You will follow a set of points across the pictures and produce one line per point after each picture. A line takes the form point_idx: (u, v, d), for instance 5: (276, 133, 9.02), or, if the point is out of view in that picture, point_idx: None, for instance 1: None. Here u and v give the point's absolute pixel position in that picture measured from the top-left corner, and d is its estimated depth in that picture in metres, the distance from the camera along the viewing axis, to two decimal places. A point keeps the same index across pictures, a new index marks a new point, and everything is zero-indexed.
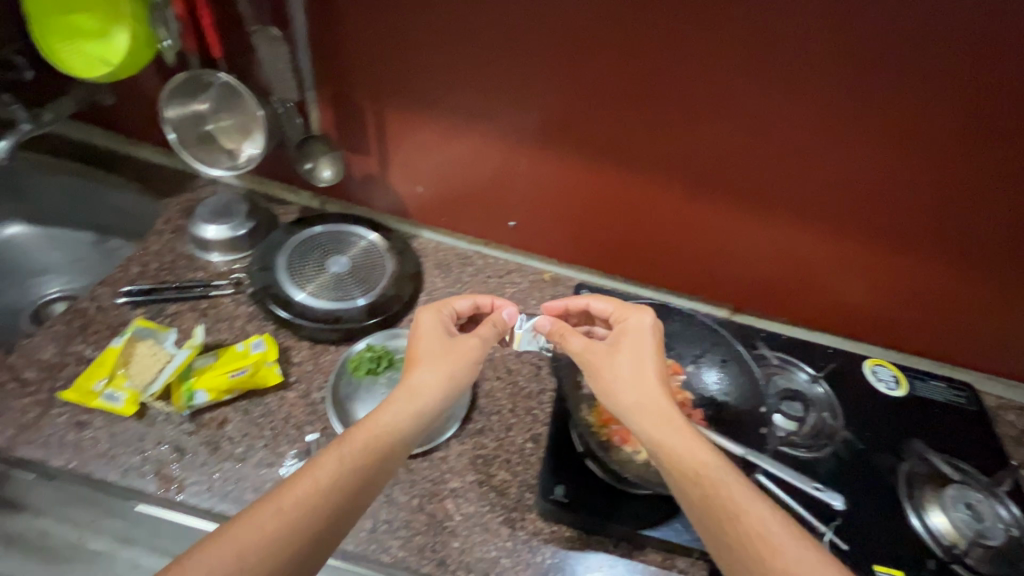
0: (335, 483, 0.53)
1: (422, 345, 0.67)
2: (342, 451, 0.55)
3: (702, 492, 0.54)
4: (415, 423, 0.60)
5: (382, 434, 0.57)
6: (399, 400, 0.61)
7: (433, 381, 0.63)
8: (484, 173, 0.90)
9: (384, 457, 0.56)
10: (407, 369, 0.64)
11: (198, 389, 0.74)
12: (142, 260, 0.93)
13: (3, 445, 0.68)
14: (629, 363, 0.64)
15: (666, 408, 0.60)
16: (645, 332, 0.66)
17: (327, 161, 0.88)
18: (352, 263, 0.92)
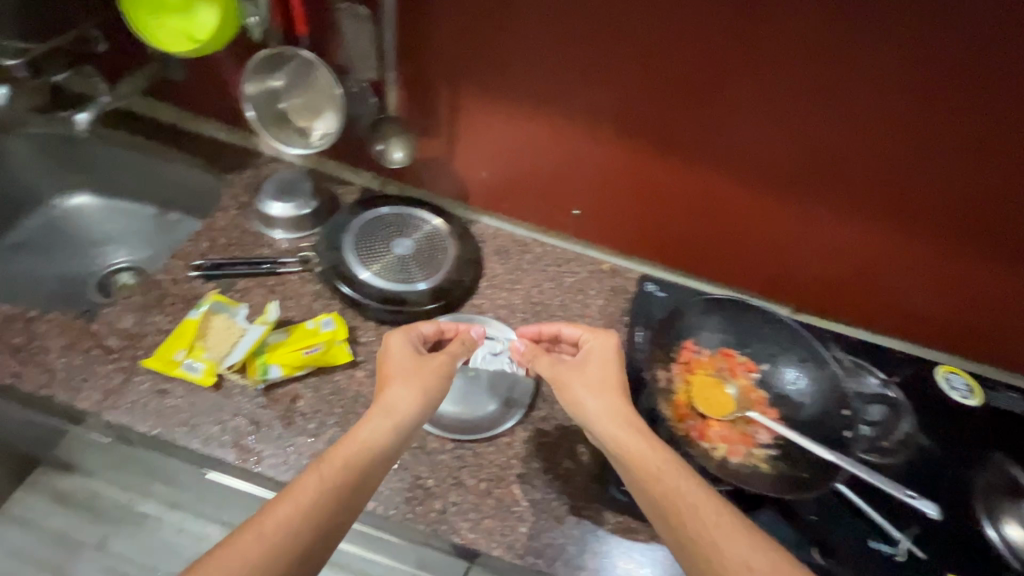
0: (317, 503, 0.53)
1: (393, 364, 0.67)
2: (321, 470, 0.56)
3: (659, 501, 0.55)
4: (392, 438, 0.61)
5: (359, 452, 0.58)
6: (373, 419, 0.61)
7: (406, 395, 0.64)
8: (549, 160, 0.89)
9: (361, 475, 0.57)
10: (380, 389, 0.65)
11: (273, 363, 0.76)
12: (210, 235, 0.94)
13: (92, 409, 0.71)
14: (595, 377, 0.65)
15: (625, 421, 0.61)
16: (608, 352, 0.67)
17: (398, 142, 0.85)
18: (416, 246, 0.93)
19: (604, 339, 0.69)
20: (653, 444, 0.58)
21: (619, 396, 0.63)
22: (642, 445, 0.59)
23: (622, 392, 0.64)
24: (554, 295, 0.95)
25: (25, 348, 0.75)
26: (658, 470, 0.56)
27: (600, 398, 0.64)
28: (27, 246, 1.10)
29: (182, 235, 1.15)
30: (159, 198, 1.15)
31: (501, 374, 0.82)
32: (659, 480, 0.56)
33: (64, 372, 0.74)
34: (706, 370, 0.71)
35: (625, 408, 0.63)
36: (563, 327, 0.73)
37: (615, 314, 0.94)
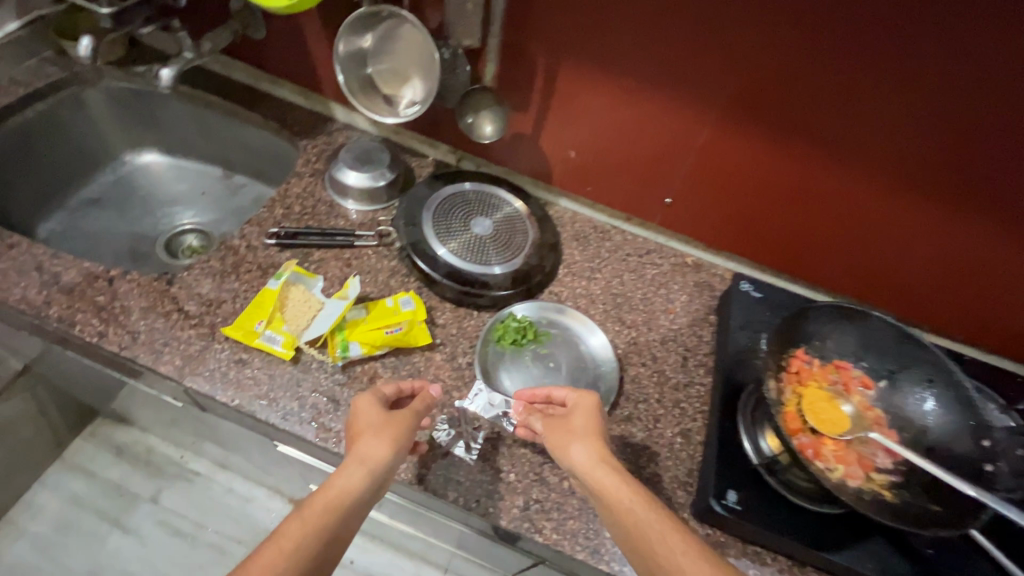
0: (299, 552, 0.49)
1: (362, 417, 0.62)
2: (302, 516, 0.52)
3: (640, 548, 0.51)
4: (368, 485, 0.57)
5: (336, 499, 0.54)
6: (349, 467, 0.57)
7: (380, 444, 0.59)
8: (646, 144, 0.83)
9: (341, 522, 0.53)
10: (353, 438, 0.61)
11: (352, 341, 0.74)
12: (284, 201, 0.91)
13: (174, 375, 0.70)
14: (578, 429, 0.62)
15: (602, 466, 0.58)
16: (585, 409, 0.64)
17: (489, 114, 0.80)
18: (495, 227, 0.88)
19: (582, 397, 0.66)
20: (625, 481, 0.56)
21: (592, 441, 0.60)
22: (616, 482, 0.56)
23: (600, 441, 0.61)
24: (635, 288, 0.90)
25: (107, 307, 0.74)
26: (634, 511, 0.53)
27: (580, 442, 0.60)
28: (99, 202, 1.10)
29: (249, 200, 1.14)
30: (228, 163, 1.14)
31: (581, 368, 0.79)
32: (632, 517, 0.53)
33: (145, 335, 0.73)
34: (817, 383, 0.64)
35: (608, 466, 0.58)
36: (551, 390, 0.69)
37: (700, 312, 0.88)
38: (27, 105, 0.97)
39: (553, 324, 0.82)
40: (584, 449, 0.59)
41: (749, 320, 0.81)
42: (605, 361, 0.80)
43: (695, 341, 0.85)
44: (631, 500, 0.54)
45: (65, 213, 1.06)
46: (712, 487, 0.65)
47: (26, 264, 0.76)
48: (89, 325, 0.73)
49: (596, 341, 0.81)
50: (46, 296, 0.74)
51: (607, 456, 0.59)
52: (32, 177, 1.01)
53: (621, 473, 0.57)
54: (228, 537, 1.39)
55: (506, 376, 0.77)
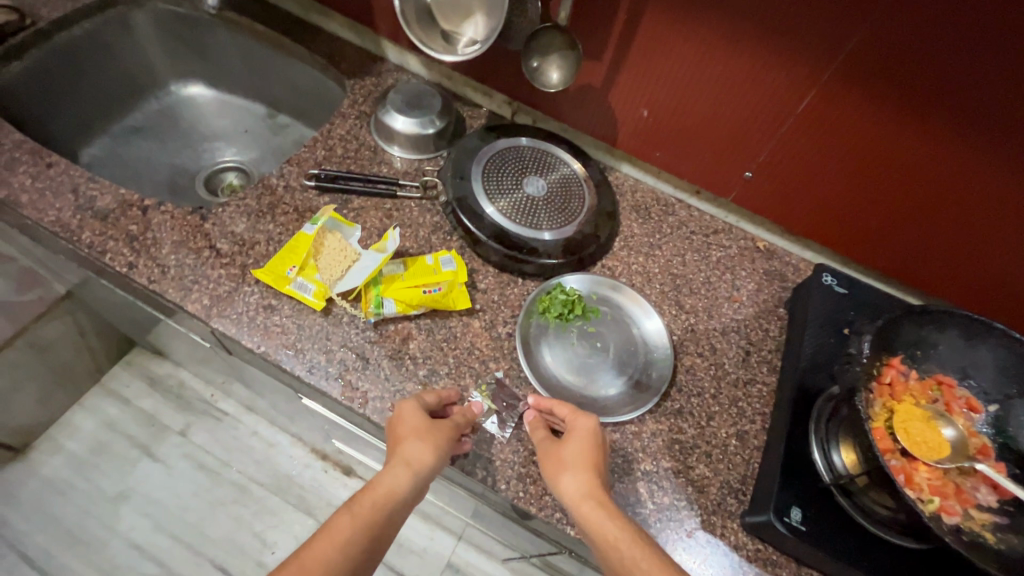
0: (347, 549, 0.49)
1: (406, 419, 0.58)
2: (353, 512, 0.51)
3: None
4: (413, 487, 0.54)
5: (383, 501, 0.52)
6: (395, 468, 0.54)
7: (425, 449, 0.56)
8: (734, 108, 0.73)
9: (385, 525, 0.52)
10: (399, 436, 0.57)
11: (388, 298, 0.68)
12: (327, 142, 0.85)
13: (201, 314, 0.66)
14: (572, 457, 0.56)
15: (593, 502, 0.53)
16: (582, 436, 0.58)
17: (557, 60, 0.73)
18: (549, 189, 0.81)
19: (580, 421, 0.59)
20: (616, 520, 0.52)
21: (585, 471, 0.55)
22: (605, 521, 0.52)
23: (596, 475, 0.56)
24: (698, 270, 0.81)
25: (139, 238, 0.71)
26: (621, 550, 0.50)
27: (573, 473, 0.55)
28: (141, 130, 1.07)
29: (291, 141, 1.10)
30: (274, 101, 1.09)
31: (630, 353, 0.72)
32: (619, 553, 0.50)
33: (175, 270, 0.69)
34: (911, 400, 0.56)
35: (602, 501, 0.53)
36: (555, 404, 0.62)
37: (768, 304, 0.79)
38: (74, 23, 0.93)
39: (604, 302, 0.75)
40: (578, 480, 0.54)
41: (828, 317, 0.72)
42: (658, 347, 0.72)
43: (760, 335, 0.76)
44: (620, 537, 0.51)
45: (106, 139, 1.03)
46: (774, 501, 0.58)
47: (62, 185, 0.73)
48: (119, 255, 0.70)
49: (650, 325, 0.74)
50: (79, 221, 0.71)
51: (600, 490, 0.54)
52: (76, 99, 0.98)
53: (612, 512, 0.53)
54: (250, 477, 1.41)
55: (548, 352, 0.71)
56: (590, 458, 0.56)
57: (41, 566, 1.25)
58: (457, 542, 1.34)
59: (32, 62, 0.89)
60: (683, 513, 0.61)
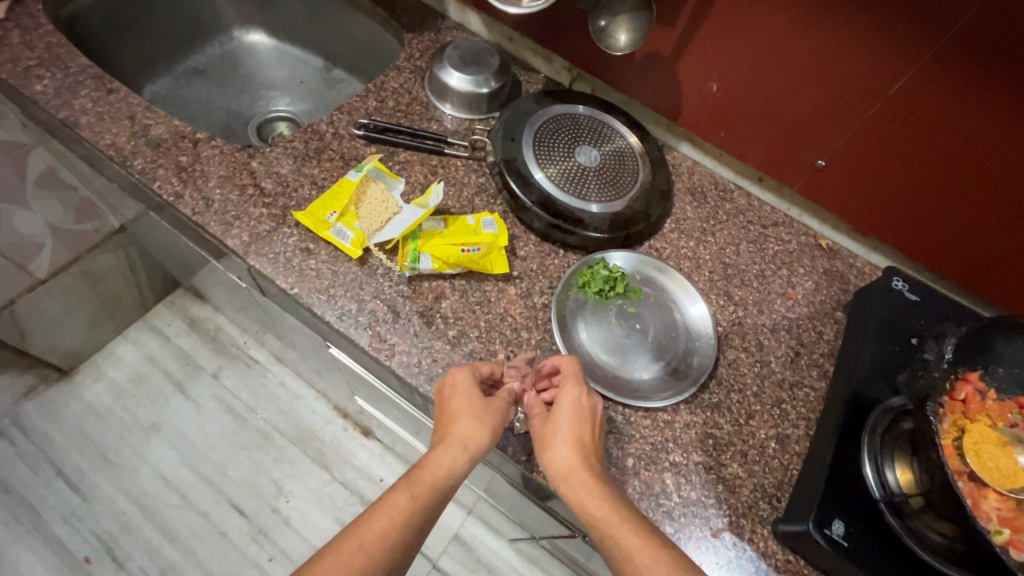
0: (406, 528, 0.47)
1: (460, 395, 0.56)
2: (411, 491, 0.49)
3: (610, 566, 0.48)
4: (468, 468, 0.53)
5: (441, 481, 0.50)
6: (452, 449, 0.52)
7: (480, 429, 0.54)
8: (816, 87, 0.67)
9: (440, 505, 0.51)
10: (456, 412, 0.55)
11: (424, 253, 0.66)
12: (379, 94, 0.83)
13: (240, 250, 0.66)
14: (559, 430, 0.54)
15: (578, 473, 0.51)
16: (569, 407, 0.55)
17: (626, 21, 0.68)
18: (602, 160, 0.77)
19: (567, 389, 0.56)
20: (595, 492, 0.50)
21: (569, 445, 0.53)
22: (587, 495, 0.50)
23: (582, 448, 0.53)
24: (752, 262, 0.76)
25: (187, 169, 0.71)
26: (601, 522, 0.48)
27: (558, 447, 0.53)
28: (202, 73, 1.08)
29: (344, 95, 1.10)
30: (331, 53, 1.09)
31: (670, 340, 0.68)
32: (597, 529, 0.48)
33: (219, 205, 0.69)
34: (986, 421, 0.50)
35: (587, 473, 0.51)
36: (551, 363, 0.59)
37: (826, 305, 0.73)
38: None
39: (648, 283, 0.71)
40: (562, 454, 0.52)
41: (894, 323, 0.65)
42: (702, 336, 0.68)
43: (812, 337, 0.71)
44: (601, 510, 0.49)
45: (169, 78, 1.05)
46: (814, 511, 0.53)
47: (120, 111, 0.74)
48: (168, 184, 0.70)
49: (695, 311, 0.70)
50: (133, 147, 0.72)
51: (587, 463, 0.52)
52: (142, 34, 1.00)
53: (595, 486, 0.50)
54: (273, 425, 1.44)
55: (583, 328, 0.67)
56: (578, 431, 0.54)
57: (75, 483, 1.31)
58: (466, 516, 1.35)
59: None
60: (710, 513, 0.57)
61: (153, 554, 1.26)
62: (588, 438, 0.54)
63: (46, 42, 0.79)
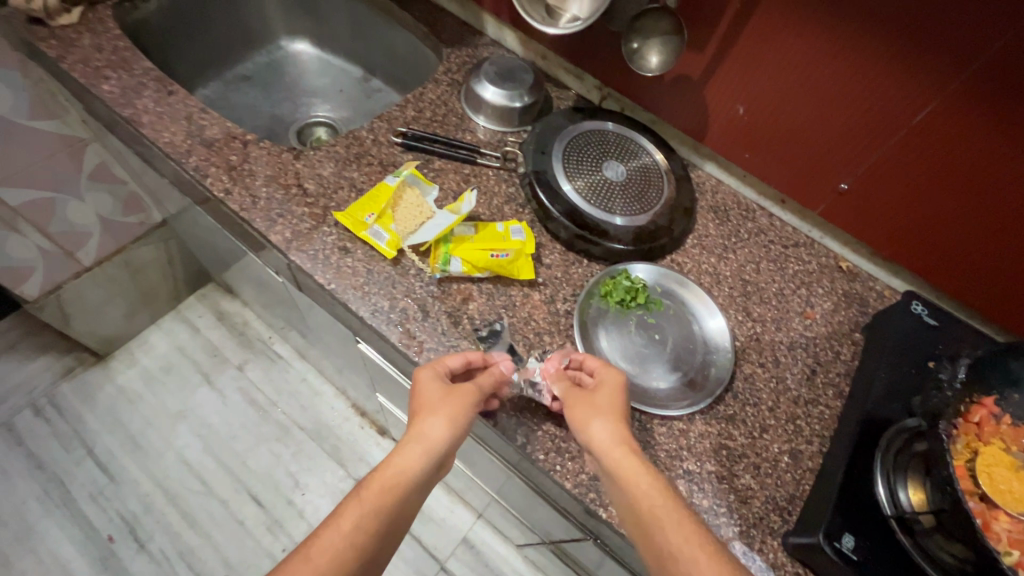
0: (357, 534, 0.50)
1: (420, 393, 0.59)
2: (360, 497, 0.52)
3: (649, 540, 0.50)
4: (428, 465, 0.55)
5: (392, 481, 0.53)
6: (403, 449, 0.55)
7: (436, 425, 0.56)
8: (841, 113, 0.69)
9: (399, 503, 0.52)
10: (416, 412, 0.58)
11: (455, 256, 0.70)
12: (418, 105, 0.88)
13: (282, 245, 0.70)
14: (599, 405, 0.57)
15: (622, 448, 0.54)
16: (612, 386, 0.59)
17: (658, 44, 0.70)
18: (628, 175, 0.79)
19: (608, 373, 0.60)
20: (644, 464, 0.53)
21: (611, 422, 0.56)
22: (637, 468, 0.52)
23: (623, 424, 0.56)
24: (772, 280, 0.78)
25: (236, 168, 0.76)
26: (650, 497, 0.51)
27: (601, 422, 0.56)
28: (249, 79, 1.15)
29: (380, 105, 1.15)
30: (370, 65, 1.15)
31: (687, 351, 0.70)
32: (647, 500, 0.51)
33: (265, 202, 0.73)
34: (1000, 444, 0.52)
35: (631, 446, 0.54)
36: (585, 358, 0.63)
37: (843, 326, 0.75)
38: None
39: (667, 295, 0.73)
40: (605, 429, 0.55)
41: (912, 347, 0.66)
42: (718, 350, 0.70)
43: (829, 356, 0.72)
44: (649, 486, 0.51)
45: (219, 84, 1.12)
46: (825, 525, 0.55)
47: (178, 111, 0.79)
48: (218, 181, 0.75)
49: (713, 324, 0.71)
50: (189, 145, 0.77)
51: (629, 438, 0.55)
52: (197, 41, 1.06)
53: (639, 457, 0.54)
54: (293, 420, 1.48)
55: (603, 336, 0.69)
56: (620, 409, 0.57)
57: (104, 464, 1.37)
58: (476, 519, 1.41)
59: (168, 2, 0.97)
60: (722, 523, 0.59)
61: (174, 537, 1.30)
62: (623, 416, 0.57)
63: (114, 45, 0.85)
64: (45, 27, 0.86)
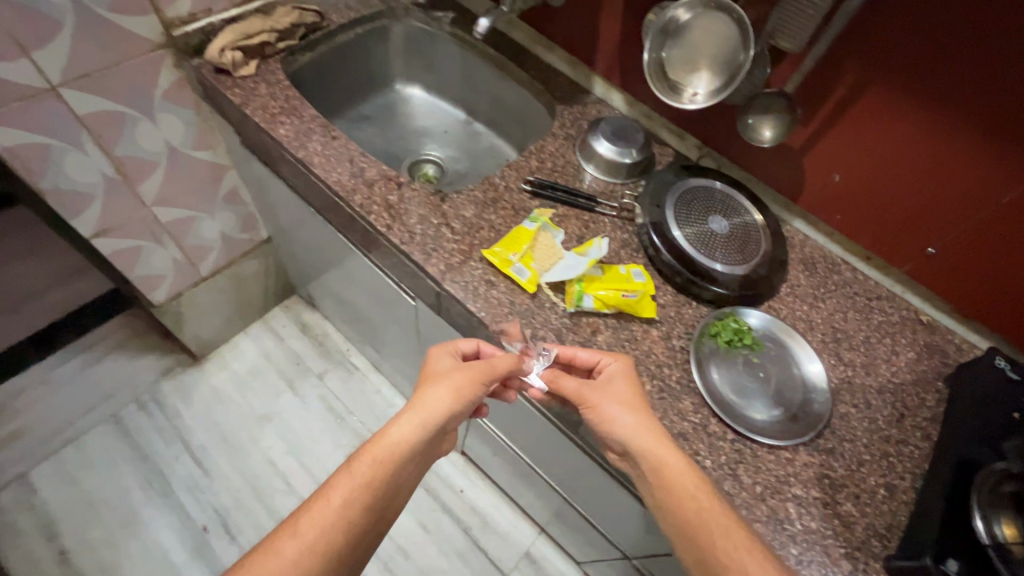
0: (350, 496, 0.62)
1: (429, 376, 0.74)
2: (353, 468, 0.64)
3: (695, 538, 0.62)
4: (422, 436, 0.68)
5: (387, 449, 0.66)
6: (398, 423, 0.68)
7: (435, 401, 0.70)
8: (931, 188, 0.79)
9: (390, 467, 0.65)
10: (417, 392, 0.72)
11: (587, 294, 0.80)
12: (539, 156, 1.00)
13: (438, 275, 0.82)
14: (618, 395, 0.71)
15: (659, 441, 0.67)
16: (617, 377, 0.73)
17: (771, 121, 0.82)
18: (731, 229, 0.90)
19: (611, 365, 0.74)
20: (678, 455, 0.66)
21: (625, 411, 0.69)
22: (678, 463, 0.65)
23: (631, 407, 0.70)
24: (859, 329, 0.86)
25: (394, 207, 0.88)
26: (697, 504, 0.63)
27: (624, 415, 0.69)
28: (369, 119, 1.28)
29: (483, 146, 1.29)
30: (475, 111, 1.29)
31: (788, 390, 0.79)
32: (696, 505, 0.63)
33: (420, 237, 0.85)
34: None
35: (638, 427, 0.68)
36: (577, 352, 0.75)
37: (927, 375, 0.83)
38: (350, 29, 1.16)
39: (769, 338, 0.83)
40: (629, 421, 0.69)
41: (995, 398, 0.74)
42: (817, 390, 0.79)
43: (915, 402, 0.80)
44: (698, 492, 0.64)
45: (344, 122, 1.25)
46: (928, 551, 0.62)
47: (342, 154, 0.92)
48: (380, 217, 0.86)
49: (812, 367, 0.80)
50: (353, 184, 0.89)
51: (660, 433, 0.68)
52: (333, 87, 1.20)
53: (661, 440, 0.67)
54: (369, 429, 1.58)
55: (716, 370, 0.79)
56: (624, 396, 0.71)
57: (199, 459, 1.48)
58: (538, 535, 1.48)
59: (318, 55, 1.12)
60: (829, 541, 0.67)
61: (260, 532, 1.40)
62: (627, 399, 0.71)
63: (285, 95, 0.99)
64: (228, 76, 1.00)
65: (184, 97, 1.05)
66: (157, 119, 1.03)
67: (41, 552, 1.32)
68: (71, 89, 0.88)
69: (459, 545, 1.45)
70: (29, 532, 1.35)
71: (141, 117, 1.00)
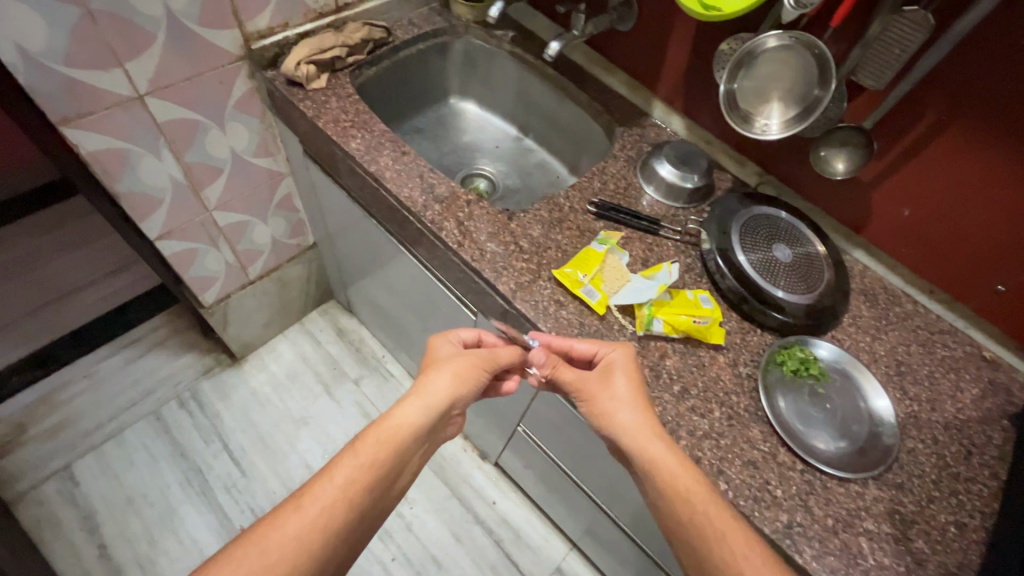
0: (351, 476, 0.62)
1: (433, 362, 0.76)
2: (358, 449, 0.64)
3: (689, 538, 0.63)
4: (427, 417, 0.70)
5: (395, 429, 0.67)
6: (404, 407, 0.70)
7: (442, 384, 0.72)
8: (1006, 227, 0.79)
9: (399, 449, 0.66)
10: (422, 375, 0.74)
11: (658, 317, 0.81)
12: (602, 178, 1.01)
13: (509, 294, 0.83)
14: (619, 388, 0.72)
15: (653, 437, 0.68)
16: (613, 370, 0.73)
17: (844, 155, 0.85)
18: (795, 258, 0.90)
19: (609, 356, 0.74)
20: (676, 455, 0.67)
21: (635, 408, 0.71)
22: (674, 461, 0.66)
23: (635, 403, 0.71)
24: (923, 363, 0.86)
25: (463, 224, 0.89)
26: (696, 502, 0.64)
27: (628, 410, 0.70)
28: (423, 131, 1.30)
29: (533, 161, 1.30)
30: (527, 127, 1.31)
31: (854, 422, 0.79)
32: (690, 507, 0.63)
33: (490, 255, 0.86)
34: None
35: (640, 423, 0.69)
36: (573, 344, 0.75)
37: (993, 413, 0.83)
38: (413, 44, 1.18)
39: (836, 369, 0.83)
40: (631, 417, 0.70)
41: None
42: (884, 424, 0.79)
43: (982, 440, 0.80)
44: (695, 493, 0.64)
45: (400, 134, 1.27)
46: None
47: (412, 170, 0.94)
48: (450, 234, 0.88)
49: (879, 402, 0.80)
50: (423, 200, 0.91)
51: (659, 430, 0.69)
52: (392, 100, 1.22)
53: (658, 435, 0.68)
54: None
55: (783, 399, 0.79)
56: (620, 389, 0.72)
57: (237, 459, 1.50)
58: (570, 551, 1.48)
59: (382, 69, 1.14)
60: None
61: None
62: (624, 393, 0.72)
63: (355, 109, 1.01)
64: (301, 88, 1.02)
65: (253, 107, 1.07)
66: (227, 127, 1.06)
67: (82, 545, 1.34)
68: (155, 98, 0.91)
69: (491, 557, 1.45)
70: (70, 525, 1.36)
71: (212, 126, 1.03)
